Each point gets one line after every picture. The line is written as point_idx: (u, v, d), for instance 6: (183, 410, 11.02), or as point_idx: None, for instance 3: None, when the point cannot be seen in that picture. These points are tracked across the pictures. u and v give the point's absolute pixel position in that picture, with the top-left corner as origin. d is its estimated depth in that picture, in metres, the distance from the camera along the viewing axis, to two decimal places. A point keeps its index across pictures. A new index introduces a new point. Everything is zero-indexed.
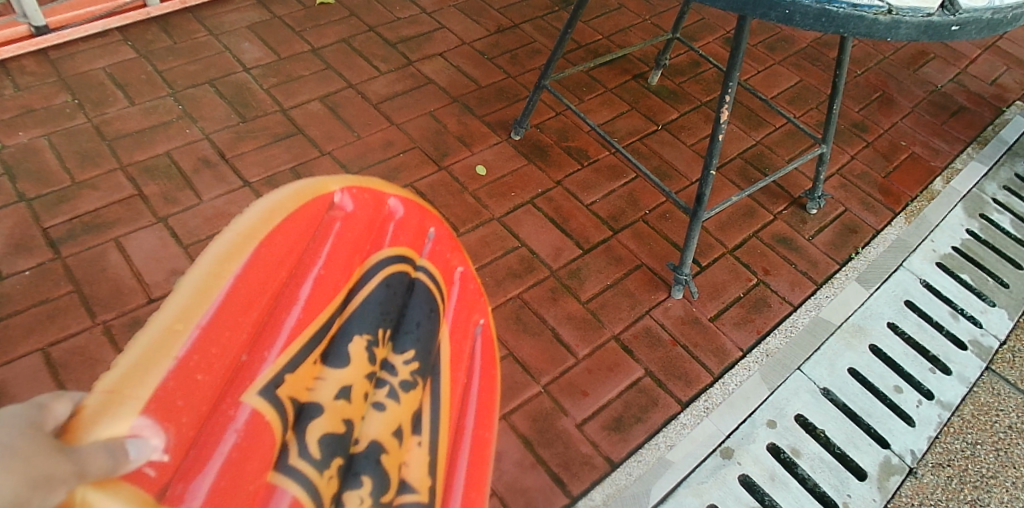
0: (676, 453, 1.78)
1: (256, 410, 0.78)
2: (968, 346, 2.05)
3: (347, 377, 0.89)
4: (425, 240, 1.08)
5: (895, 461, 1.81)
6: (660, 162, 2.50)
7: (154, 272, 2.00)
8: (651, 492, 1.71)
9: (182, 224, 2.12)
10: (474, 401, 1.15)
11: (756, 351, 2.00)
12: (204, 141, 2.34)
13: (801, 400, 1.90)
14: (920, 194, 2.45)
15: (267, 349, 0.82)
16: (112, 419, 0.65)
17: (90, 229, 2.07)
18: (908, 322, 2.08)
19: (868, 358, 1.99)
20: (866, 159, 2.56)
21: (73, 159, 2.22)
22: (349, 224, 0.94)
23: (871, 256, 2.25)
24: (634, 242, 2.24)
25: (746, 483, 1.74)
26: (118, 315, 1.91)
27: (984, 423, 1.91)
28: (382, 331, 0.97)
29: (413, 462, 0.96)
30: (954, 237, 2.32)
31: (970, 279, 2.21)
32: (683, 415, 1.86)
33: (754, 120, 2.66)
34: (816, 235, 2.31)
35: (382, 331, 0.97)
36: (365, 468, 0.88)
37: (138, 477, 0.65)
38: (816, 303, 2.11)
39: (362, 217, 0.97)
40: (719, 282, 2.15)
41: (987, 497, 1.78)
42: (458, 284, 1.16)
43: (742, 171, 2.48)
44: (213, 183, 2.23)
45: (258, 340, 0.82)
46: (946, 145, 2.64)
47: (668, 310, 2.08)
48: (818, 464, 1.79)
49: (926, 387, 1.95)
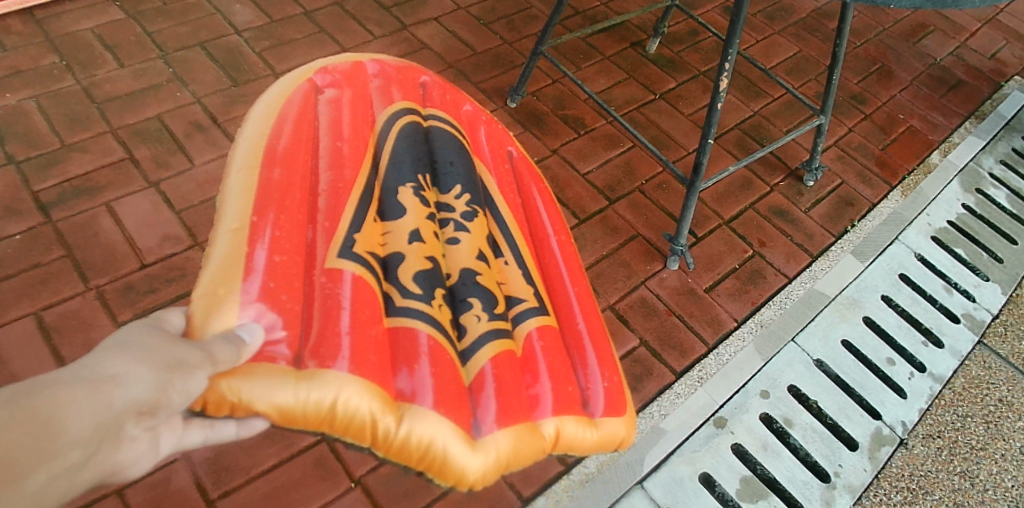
0: (670, 423, 1.80)
1: (355, 273, 1.25)
2: (961, 319, 2.07)
3: (413, 224, 1.37)
4: (421, 94, 1.59)
5: (887, 432, 1.83)
6: (657, 132, 2.48)
7: (147, 237, 1.98)
8: (644, 461, 1.73)
9: (174, 189, 2.09)
10: (537, 212, 1.56)
11: (751, 323, 2.01)
12: (195, 104, 2.30)
13: (794, 371, 1.92)
14: (917, 168, 2.44)
15: (324, 223, 1.31)
16: (219, 313, 1.10)
17: (81, 193, 2.04)
18: (902, 296, 2.09)
19: (861, 330, 2.01)
20: (864, 132, 2.55)
21: (62, 121, 2.19)
22: (339, 99, 1.47)
23: (867, 229, 2.25)
24: (630, 212, 2.24)
25: (738, 453, 1.77)
26: (111, 280, 1.89)
27: (975, 396, 1.93)
28: (422, 178, 1.44)
29: (509, 276, 1.42)
30: (950, 211, 2.32)
31: (965, 253, 2.22)
32: (677, 384, 1.88)
33: (753, 91, 2.64)
34: (813, 207, 2.31)
35: (423, 176, 1.44)
36: (467, 290, 1.34)
37: (278, 356, 1.12)
38: (811, 276, 2.12)
39: (350, 91, 1.50)
40: (714, 254, 2.15)
41: (976, 469, 1.81)
42: (484, 125, 1.62)
43: (739, 142, 2.46)
44: (205, 148, 2.20)
45: (331, 190, 1.35)
46: (944, 119, 2.63)
47: (663, 281, 2.08)
48: (810, 435, 1.81)
49: (918, 360, 1.97)
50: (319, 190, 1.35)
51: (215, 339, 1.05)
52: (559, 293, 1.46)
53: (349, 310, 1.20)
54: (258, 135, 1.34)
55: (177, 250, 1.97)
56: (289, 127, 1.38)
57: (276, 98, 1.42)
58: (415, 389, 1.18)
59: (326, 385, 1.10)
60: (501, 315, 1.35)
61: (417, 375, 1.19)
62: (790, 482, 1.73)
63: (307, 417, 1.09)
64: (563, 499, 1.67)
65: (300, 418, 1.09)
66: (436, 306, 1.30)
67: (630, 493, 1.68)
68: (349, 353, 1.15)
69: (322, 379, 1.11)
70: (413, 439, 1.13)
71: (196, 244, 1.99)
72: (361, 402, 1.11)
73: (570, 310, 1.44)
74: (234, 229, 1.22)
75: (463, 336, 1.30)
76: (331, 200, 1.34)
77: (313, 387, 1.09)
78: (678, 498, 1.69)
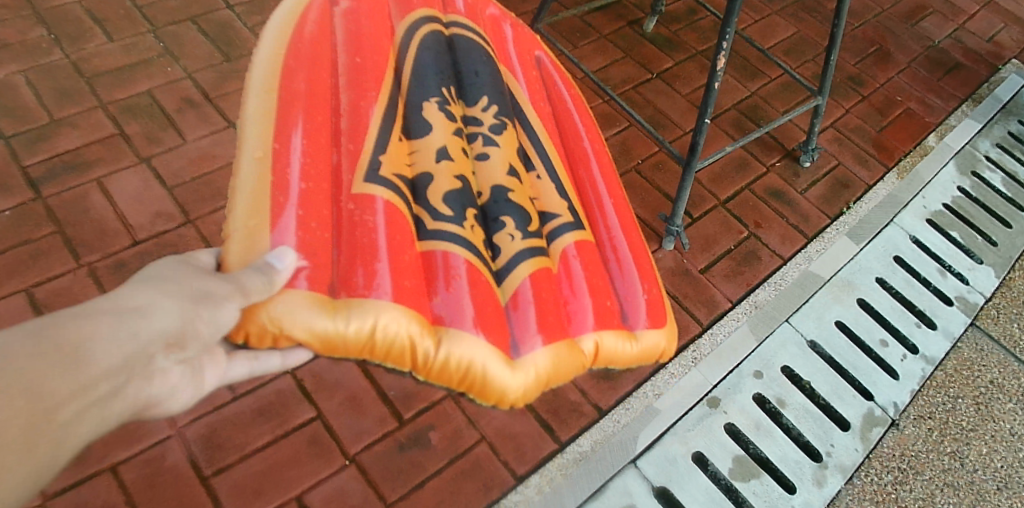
0: (664, 403, 1.81)
1: (385, 199, 1.28)
2: (955, 302, 2.08)
3: (441, 142, 1.41)
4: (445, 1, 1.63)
5: (879, 413, 1.84)
6: (654, 111, 2.46)
7: (139, 214, 1.96)
8: (638, 439, 1.74)
9: (165, 165, 2.07)
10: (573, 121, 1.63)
11: (746, 303, 2.01)
12: (186, 80, 2.27)
13: (788, 351, 1.92)
14: (913, 150, 2.44)
15: (348, 145, 1.33)
16: (250, 251, 1.14)
17: (71, 169, 2.02)
18: (896, 278, 2.10)
19: (855, 312, 2.02)
20: (861, 114, 2.54)
21: (51, 96, 2.15)
22: (355, 11, 1.50)
23: (863, 211, 2.25)
24: (626, 192, 2.23)
25: (731, 432, 1.78)
26: (103, 257, 1.88)
27: (967, 378, 1.95)
28: (447, 90, 1.49)
29: (541, 188, 1.47)
30: (945, 194, 2.33)
31: (959, 236, 2.22)
32: (671, 364, 1.88)
33: (750, 71, 2.63)
34: (809, 188, 2.30)
35: (446, 89, 1.49)
36: (497, 208, 1.39)
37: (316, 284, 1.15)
38: (805, 257, 2.12)
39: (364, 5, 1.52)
40: (710, 234, 2.15)
41: (966, 450, 1.82)
42: (510, 34, 1.68)
43: (736, 123, 2.45)
44: (197, 124, 2.17)
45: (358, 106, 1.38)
46: (941, 102, 2.62)
47: (658, 262, 2.08)
48: (802, 415, 1.82)
49: (911, 342, 1.98)
50: (341, 111, 1.39)
51: (247, 270, 1.10)
52: (591, 203, 1.53)
53: (384, 234, 1.24)
54: (274, 52, 1.38)
55: (169, 227, 1.95)
56: (305, 46, 1.42)
57: (293, 13, 1.46)
58: (455, 310, 1.22)
59: (364, 312, 1.14)
60: (535, 233, 1.39)
61: (452, 290, 1.24)
62: (781, 462, 1.75)
63: (350, 346, 1.13)
64: (557, 478, 1.67)
65: (345, 346, 1.12)
66: (468, 225, 1.34)
67: (623, 472, 1.69)
68: (388, 277, 1.19)
69: (361, 305, 1.15)
70: (453, 357, 1.18)
71: (188, 221, 1.97)
72: (398, 325, 1.15)
73: (604, 220, 1.50)
74: (258, 159, 1.25)
75: (497, 256, 1.35)
76: (353, 119, 1.37)
77: (351, 315, 1.13)
78: (671, 476, 1.70)
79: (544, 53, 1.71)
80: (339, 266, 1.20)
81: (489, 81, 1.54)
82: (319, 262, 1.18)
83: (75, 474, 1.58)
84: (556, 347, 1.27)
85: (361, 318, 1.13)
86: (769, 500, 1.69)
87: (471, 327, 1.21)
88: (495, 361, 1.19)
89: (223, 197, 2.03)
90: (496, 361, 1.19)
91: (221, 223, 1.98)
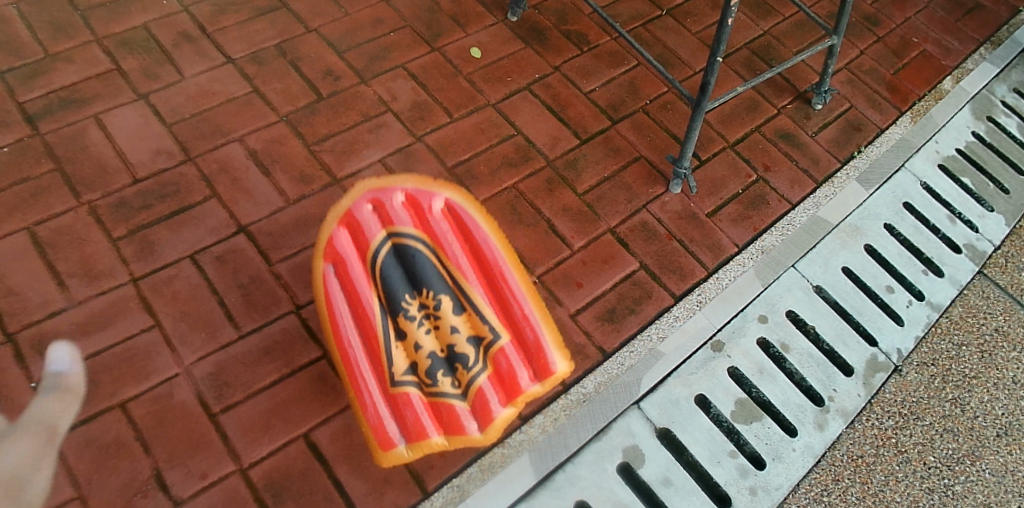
0: (668, 345, 1.82)
1: (419, 396, 1.36)
2: (963, 250, 2.07)
3: (404, 362, 1.37)
4: (392, 206, 1.36)
5: (882, 358, 1.86)
6: (663, 50, 2.40)
7: (139, 151, 1.93)
8: (641, 382, 1.76)
9: (164, 102, 2.02)
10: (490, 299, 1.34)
11: (753, 248, 2.00)
12: (183, 14, 2.20)
13: (793, 296, 1.93)
14: (928, 93, 2.38)
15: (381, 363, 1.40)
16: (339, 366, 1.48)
17: (68, 105, 1.97)
18: (905, 224, 2.09)
19: (862, 258, 2.02)
20: (876, 55, 2.47)
21: (45, 29, 2.09)
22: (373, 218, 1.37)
23: (874, 155, 2.21)
24: (633, 133, 2.18)
25: (734, 376, 1.80)
26: (104, 196, 1.85)
27: (972, 325, 1.95)
28: (410, 301, 1.34)
29: (454, 338, 1.32)
30: (959, 139, 2.29)
31: (971, 183, 2.20)
32: (676, 307, 1.88)
33: (763, 9, 2.55)
34: (820, 131, 2.26)
35: (411, 307, 1.34)
36: (436, 364, 1.34)
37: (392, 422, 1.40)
38: (814, 202, 2.10)
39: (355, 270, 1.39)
40: (718, 178, 2.12)
41: (968, 396, 1.84)
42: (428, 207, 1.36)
43: (747, 63, 2.39)
44: (194, 59, 2.11)
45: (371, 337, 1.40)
46: (958, 44, 2.54)
47: (665, 205, 2.06)
48: (805, 360, 1.84)
49: (917, 288, 1.98)
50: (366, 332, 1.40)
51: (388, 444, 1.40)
52: (518, 318, 1.33)
53: (420, 402, 1.36)
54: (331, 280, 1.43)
55: (170, 165, 1.92)
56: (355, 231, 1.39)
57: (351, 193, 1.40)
58: (454, 414, 1.34)
59: (416, 446, 1.38)
60: (455, 371, 1.34)
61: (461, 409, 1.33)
62: (784, 405, 1.78)
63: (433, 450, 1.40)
64: (561, 418, 1.69)
65: (420, 457, 1.41)
66: (421, 341, 1.34)
67: (626, 413, 1.72)
68: (423, 407, 1.36)
69: (427, 442, 1.36)
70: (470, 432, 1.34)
71: (189, 159, 1.94)
72: (441, 433, 1.36)
73: (512, 371, 1.32)
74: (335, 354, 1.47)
75: (437, 383, 1.34)
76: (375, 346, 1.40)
77: (411, 444, 1.38)
78: (673, 418, 1.73)
79: (445, 194, 1.36)
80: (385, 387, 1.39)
81: (421, 273, 1.33)
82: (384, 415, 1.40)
83: (84, 410, 1.59)
84: (522, 399, 1.34)
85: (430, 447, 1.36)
86: (771, 443, 1.72)
87: (476, 412, 1.33)
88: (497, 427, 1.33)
89: (223, 135, 1.99)
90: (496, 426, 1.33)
91: (221, 162, 1.95)
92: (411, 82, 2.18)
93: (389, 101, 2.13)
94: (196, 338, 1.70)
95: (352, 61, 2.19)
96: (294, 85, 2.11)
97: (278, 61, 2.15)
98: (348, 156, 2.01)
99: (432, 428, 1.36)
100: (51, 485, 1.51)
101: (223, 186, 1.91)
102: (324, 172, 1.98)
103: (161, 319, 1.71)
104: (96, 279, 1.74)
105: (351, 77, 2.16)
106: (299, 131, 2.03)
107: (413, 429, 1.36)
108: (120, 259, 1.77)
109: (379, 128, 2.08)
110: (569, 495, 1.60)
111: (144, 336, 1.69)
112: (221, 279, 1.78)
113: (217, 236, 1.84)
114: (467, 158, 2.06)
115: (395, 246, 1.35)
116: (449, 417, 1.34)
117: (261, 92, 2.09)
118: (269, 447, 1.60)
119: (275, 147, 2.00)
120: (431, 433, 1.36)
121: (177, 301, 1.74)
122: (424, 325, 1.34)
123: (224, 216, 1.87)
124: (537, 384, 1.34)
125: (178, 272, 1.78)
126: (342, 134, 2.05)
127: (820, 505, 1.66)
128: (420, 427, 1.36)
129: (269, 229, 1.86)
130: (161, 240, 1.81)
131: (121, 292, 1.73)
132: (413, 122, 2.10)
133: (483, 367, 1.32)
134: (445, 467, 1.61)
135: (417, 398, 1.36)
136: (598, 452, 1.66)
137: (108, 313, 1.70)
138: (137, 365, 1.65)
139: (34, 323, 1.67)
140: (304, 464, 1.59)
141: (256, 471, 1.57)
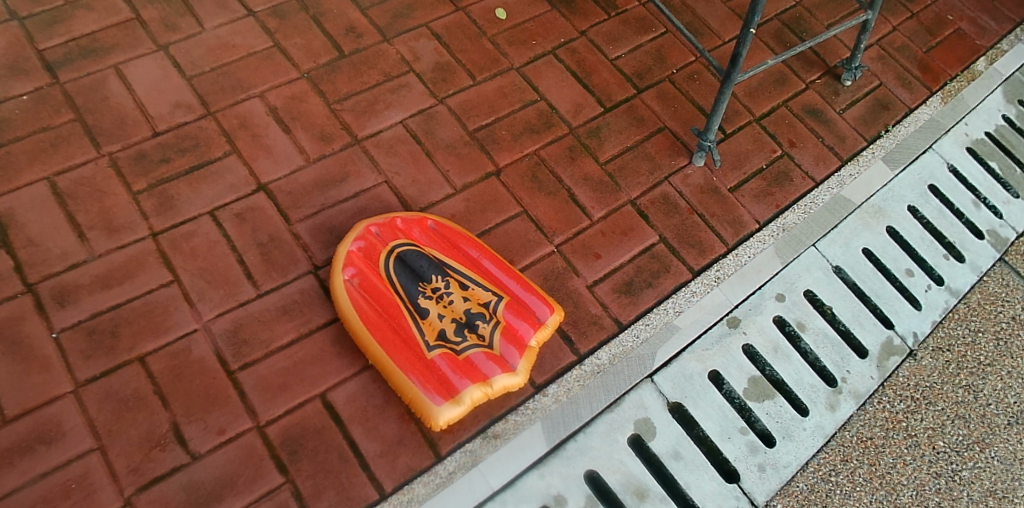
0: (683, 320, 1.82)
1: (440, 356, 1.62)
2: (985, 236, 2.06)
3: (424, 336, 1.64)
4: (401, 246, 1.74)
5: (897, 342, 1.87)
6: (693, 17, 2.34)
7: (158, 104, 1.91)
8: (656, 355, 1.77)
9: (184, 53, 2.00)
10: (495, 276, 1.74)
11: (774, 225, 1.98)
12: None
13: (812, 276, 1.92)
14: (960, 74, 2.33)
15: (405, 332, 1.64)
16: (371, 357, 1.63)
17: (88, 54, 1.95)
18: (928, 207, 2.07)
19: (883, 240, 2.00)
20: (910, 32, 2.40)
21: None
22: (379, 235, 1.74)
23: (902, 135, 2.18)
24: (658, 103, 2.14)
25: (749, 353, 1.81)
26: (124, 148, 1.84)
27: (989, 312, 1.95)
28: (422, 294, 1.69)
29: (469, 355, 1.63)
30: (989, 122, 2.25)
31: (998, 168, 2.18)
32: (694, 282, 1.88)
33: None
34: (847, 108, 2.22)
35: (422, 291, 1.70)
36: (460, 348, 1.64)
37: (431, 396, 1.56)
38: (838, 181, 2.07)
39: (366, 264, 1.71)
40: (742, 152, 2.09)
41: (981, 383, 1.84)
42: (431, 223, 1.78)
43: (778, 34, 2.34)
44: (215, 11, 2.07)
45: (391, 311, 1.66)
46: (995, 24, 2.46)
47: (687, 178, 2.03)
48: (821, 339, 1.85)
49: (937, 273, 1.98)
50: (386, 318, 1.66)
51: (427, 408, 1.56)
52: (520, 344, 1.65)
53: (442, 360, 1.61)
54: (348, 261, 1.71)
55: (190, 119, 1.91)
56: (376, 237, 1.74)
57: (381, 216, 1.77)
58: (477, 370, 1.61)
59: (454, 407, 1.55)
60: (477, 341, 1.65)
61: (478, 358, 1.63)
62: (797, 385, 1.78)
63: (468, 412, 1.61)
64: (574, 389, 1.70)
65: (464, 415, 1.57)
66: (440, 318, 1.67)
67: (639, 386, 1.73)
68: (449, 370, 1.60)
69: (458, 394, 1.56)
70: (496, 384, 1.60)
71: (209, 114, 1.92)
72: (475, 387, 1.57)
73: (520, 328, 1.66)
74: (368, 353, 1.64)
75: (460, 346, 1.64)
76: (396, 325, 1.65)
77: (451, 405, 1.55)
78: (686, 393, 1.74)
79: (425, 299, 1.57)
80: (417, 357, 1.61)
81: (426, 317, 1.67)
82: (415, 381, 1.58)
83: (104, 362, 1.61)
84: (534, 344, 1.66)
85: (461, 400, 1.56)
86: (782, 421, 1.74)
87: (502, 361, 1.63)
88: (521, 368, 1.63)
89: (243, 91, 1.97)
90: (522, 369, 1.63)
91: (241, 118, 1.93)
92: (434, 42, 2.14)
93: (411, 61, 2.09)
94: (214, 295, 1.71)
95: (374, 18, 2.15)
96: (315, 42, 2.08)
97: (299, 16, 2.11)
98: (369, 116, 1.99)
99: (461, 381, 1.58)
100: (72, 435, 1.54)
101: (243, 142, 1.90)
102: (345, 132, 1.96)
103: (180, 274, 1.72)
104: (117, 232, 1.74)
105: (373, 35, 2.12)
106: (320, 89, 2.01)
107: (442, 387, 1.57)
108: (140, 212, 1.77)
109: (400, 88, 2.05)
110: (579, 464, 1.62)
111: (163, 291, 1.70)
112: (239, 236, 1.78)
113: (237, 193, 1.83)
114: (489, 123, 2.03)
115: (397, 256, 1.72)
116: (477, 369, 1.61)
117: (282, 47, 2.06)
118: (286, 405, 1.62)
119: (296, 105, 1.97)
120: (461, 387, 1.57)
121: (196, 257, 1.75)
122: (438, 304, 1.68)
123: (244, 173, 1.86)
124: (540, 327, 1.67)
125: (197, 228, 1.78)
126: (364, 93, 2.02)
127: (827, 484, 1.68)
128: (449, 383, 1.58)
129: (289, 188, 1.86)
130: (181, 195, 1.81)
131: (140, 246, 1.74)
132: (435, 84, 2.07)
133: (496, 325, 1.67)
134: (458, 433, 1.63)
135: (446, 358, 1.61)
136: (610, 423, 1.67)
137: (127, 267, 1.71)
138: (155, 319, 1.66)
139: (55, 274, 1.68)
140: (320, 424, 1.61)
141: (273, 429, 1.60)
